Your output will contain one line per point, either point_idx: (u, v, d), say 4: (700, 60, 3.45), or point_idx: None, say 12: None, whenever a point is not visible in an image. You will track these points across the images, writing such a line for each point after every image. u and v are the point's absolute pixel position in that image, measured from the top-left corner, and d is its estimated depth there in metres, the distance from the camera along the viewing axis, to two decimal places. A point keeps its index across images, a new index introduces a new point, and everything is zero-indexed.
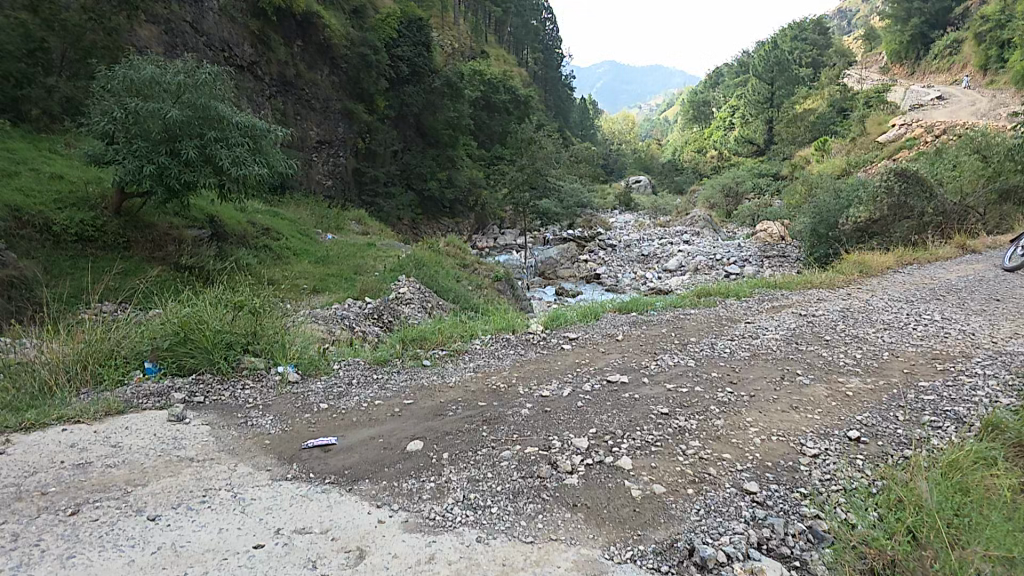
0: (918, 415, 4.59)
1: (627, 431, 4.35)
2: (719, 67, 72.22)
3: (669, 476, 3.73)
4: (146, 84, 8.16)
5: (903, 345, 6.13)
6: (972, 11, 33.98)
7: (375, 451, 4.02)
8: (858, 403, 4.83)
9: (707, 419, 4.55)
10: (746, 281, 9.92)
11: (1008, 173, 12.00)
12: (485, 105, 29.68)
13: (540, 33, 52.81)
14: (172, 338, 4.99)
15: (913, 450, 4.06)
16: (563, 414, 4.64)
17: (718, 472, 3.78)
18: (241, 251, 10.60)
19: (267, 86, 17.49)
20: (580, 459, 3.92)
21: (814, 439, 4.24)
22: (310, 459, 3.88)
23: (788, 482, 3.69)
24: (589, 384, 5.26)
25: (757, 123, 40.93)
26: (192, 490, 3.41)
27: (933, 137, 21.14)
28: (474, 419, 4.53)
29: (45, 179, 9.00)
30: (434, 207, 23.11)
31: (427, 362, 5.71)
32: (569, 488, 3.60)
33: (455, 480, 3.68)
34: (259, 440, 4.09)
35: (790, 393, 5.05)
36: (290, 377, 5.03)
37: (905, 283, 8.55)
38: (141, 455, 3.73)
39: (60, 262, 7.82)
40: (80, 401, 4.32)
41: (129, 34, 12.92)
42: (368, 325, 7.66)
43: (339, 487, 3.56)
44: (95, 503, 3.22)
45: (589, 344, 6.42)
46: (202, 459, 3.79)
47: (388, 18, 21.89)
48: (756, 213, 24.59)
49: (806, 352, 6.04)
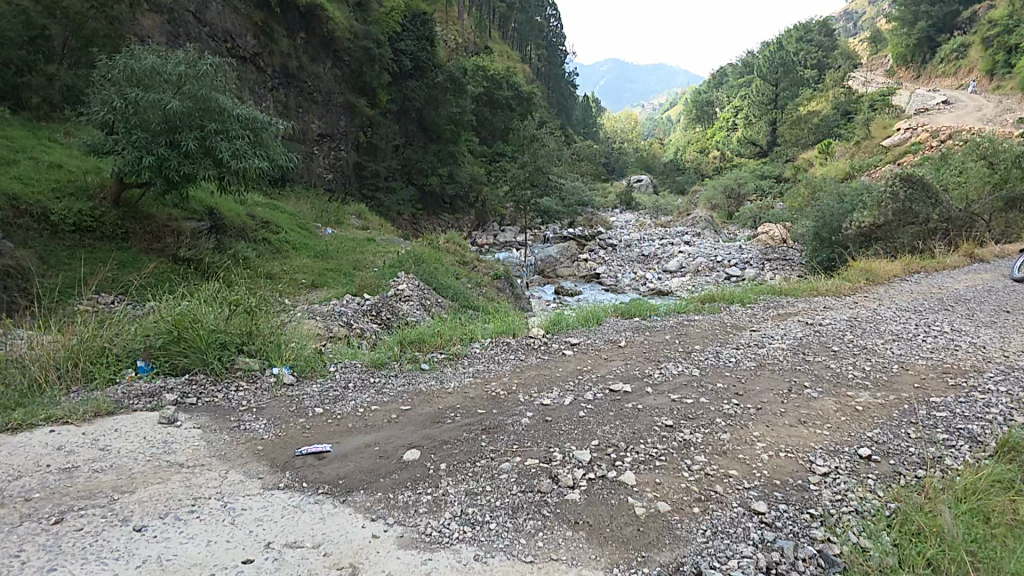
0: (931, 433, 4.42)
1: (630, 444, 4.20)
2: (723, 68, 72.92)
3: (674, 493, 3.57)
4: (148, 74, 8.25)
5: (912, 358, 5.98)
6: (978, 16, 34.01)
7: (370, 460, 3.88)
8: (868, 419, 4.68)
9: (712, 433, 4.41)
10: (751, 286, 9.85)
11: (1014, 182, 12.07)
12: (487, 100, 30.11)
13: (543, 29, 53.73)
14: (166, 337, 4.88)
15: (927, 471, 3.88)
16: (564, 424, 4.50)
17: (725, 490, 3.63)
18: (240, 244, 10.53)
19: (269, 78, 17.70)
20: (582, 474, 3.77)
21: (824, 456, 4.07)
22: (303, 467, 3.75)
23: (798, 503, 3.52)
24: (591, 393, 5.12)
25: (762, 125, 41.22)
26: (180, 499, 3.27)
27: (939, 142, 21.37)
28: (474, 428, 4.39)
29: (44, 168, 9.02)
30: (435, 203, 23.40)
31: (426, 365, 5.60)
32: (570, 504, 3.44)
33: (453, 494, 3.54)
34: (252, 445, 3.97)
35: (798, 407, 4.90)
36: (285, 379, 4.93)
37: (912, 291, 8.46)
38: (129, 460, 3.61)
39: (57, 253, 7.79)
40: (69, 400, 4.22)
41: (131, 22, 12.69)
42: (366, 322, 7.59)
43: (333, 497, 3.42)
44: (79, 511, 3.09)
45: (591, 350, 6.30)
46: (192, 465, 3.66)
47: (391, 10, 22.09)
48: (756, 214, 24.69)
49: (813, 363, 5.91)
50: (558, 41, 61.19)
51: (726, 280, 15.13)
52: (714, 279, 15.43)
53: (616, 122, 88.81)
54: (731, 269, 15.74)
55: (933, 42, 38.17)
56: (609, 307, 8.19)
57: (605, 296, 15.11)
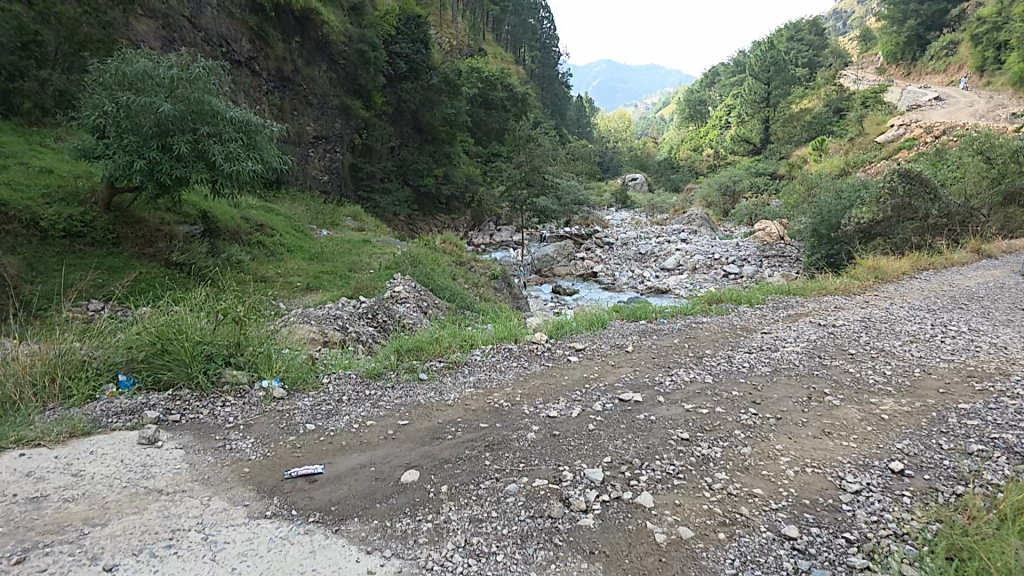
0: (964, 445, 4.07)
1: (645, 461, 3.88)
2: (717, 69, 75.46)
3: (696, 517, 3.24)
4: (140, 77, 8.01)
5: (934, 361, 5.70)
6: (968, 15, 35.06)
7: (365, 483, 3.56)
8: (896, 428, 4.37)
9: (732, 446, 4.10)
10: (756, 286, 9.60)
11: (1012, 176, 12.14)
12: (483, 101, 30.93)
13: (534, 32, 56.56)
14: (149, 350, 4.65)
15: (967, 487, 3.52)
16: (574, 439, 4.19)
17: (751, 512, 3.28)
18: (234, 248, 10.28)
19: (264, 81, 17.35)
20: (595, 496, 3.44)
21: (854, 472, 3.73)
22: (293, 492, 3.43)
23: (830, 526, 3.17)
24: (601, 404, 4.82)
25: (756, 123, 42.98)
26: (157, 532, 2.94)
27: (933, 137, 22.04)
28: (477, 444, 4.09)
29: (34, 172, 8.58)
30: (430, 203, 23.99)
31: (423, 375, 5.31)
32: (584, 531, 3.11)
33: (456, 521, 3.20)
34: (237, 468, 3.66)
35: (820, 416, 4.60)
36: (275, 393, 4.66)
37: (922, 289, 8.33)
38: (103, 487, 3.30)
39: (46, 259, 7.42)
40: (44, 420, 3.92)
41: (125, 27, 12.26)
42: (363, 327, 7.36)
43: (325, 527, 3.08)
44: (43, 549, 2.76)
45: (598, 356, 6.05)
46: (172, 492, 3.35)
47: (386, 14, 22.55)
48: (754, 211, 25.49)
49: (831, 368, 5.62)
50: (553, 48, 62.95)
51: (725, 280, 15.00)
52: (713, 279, 15.32)
53: (609, 124, 90.29)
54: (729, 268, 15.67)
55: (922, 40, 39.56)
56: (613, 309, 7.98)
57: (606, 296, 14.91)
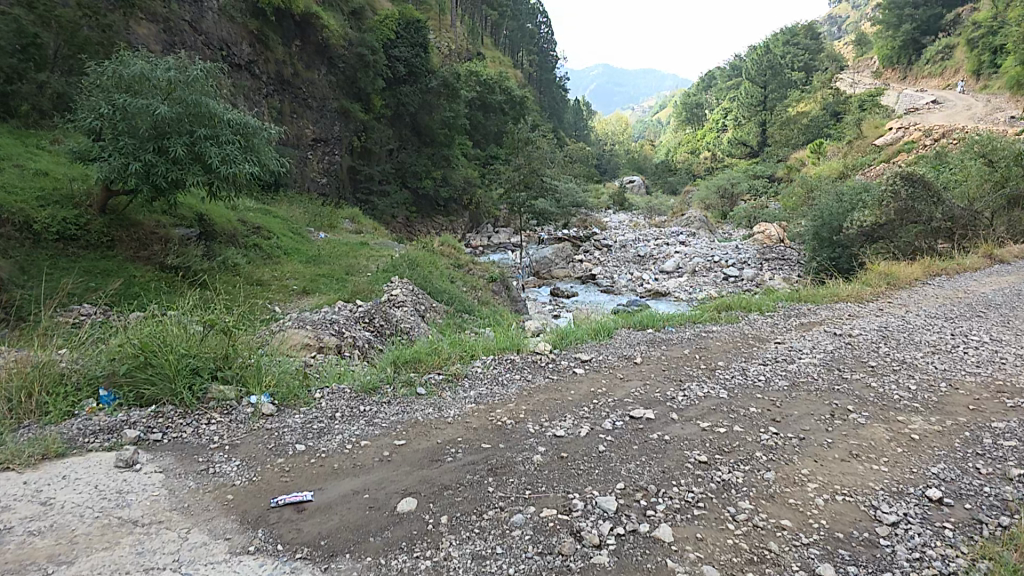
0: (1003, 468, 3.74)
1: (661, 486, 3.56)
2: (713, 72, 78.68)
3: (721, 553, 2.90)
4: (137, 79, 8.20)
5: (958, 373, 5.43)
6: (962, 22, 36.29)
7: (358, 513, 3.24)
8: (928, 450, 4.03)
9: (754, 471, 3.76)
10: (766, 290, 9.44)
11: (1016, 179, 11.98)
12: (480, 104, 32.31)
13: (529, 40, 60.30)
14: (131, 362, 4.46)
15: (1014, 517, 3.18)
16: (583, 462, 3.88)
17: (781, 548, 2.93)
18: (230, 250, 10.34)
19: (264, 84, 18.08)
20: (609, 528, 3.11)
21: (890, 501, 3.38)
22: (278, 523, 3.11)
23: (869, 564, 2.82)
24: (609, 422, 4.53)
25: (752, 125, 45.48)
26: (128, 572, 2.62)
27: (931, 140, 22.34)
28: (479, 469, 3.76)
29: (30, 175, 8.71)
30: (428, 205, 24.64)
31: (422, 390, 5.05)
32: (598, 570, 2.77)
33: (457, 557, 2.88)
34: (221, 495, 3.36)
35: (846, 436, 4.28)
36: (264, 409, 4.43)
37: (938, 296, 8.10)
38: (74, 519, 2.98)
39: (39, 263, 7.42)
40: (16, 440, 3.66)
41: (126, 30, 12.94)
42: (359, 330, 7.20)
43: (312, 566, 2.76)
44: None
45: (605, 368, 5.78)
46: (148, 523, 3.04)
47: (385, 17, 23.41)
48: (752, 213, 25.71)
49: (852, 381, 5.35)
50: (551, 61, 66.39)
51: (725, 281, 15.03)
52: (712, 280, 15.33)
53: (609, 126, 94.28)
54: (729, 270, 15.67)
55: (919, 44, 41.01)
56: (617, 316, 7.77)
57: (604, 296, 15.02)
